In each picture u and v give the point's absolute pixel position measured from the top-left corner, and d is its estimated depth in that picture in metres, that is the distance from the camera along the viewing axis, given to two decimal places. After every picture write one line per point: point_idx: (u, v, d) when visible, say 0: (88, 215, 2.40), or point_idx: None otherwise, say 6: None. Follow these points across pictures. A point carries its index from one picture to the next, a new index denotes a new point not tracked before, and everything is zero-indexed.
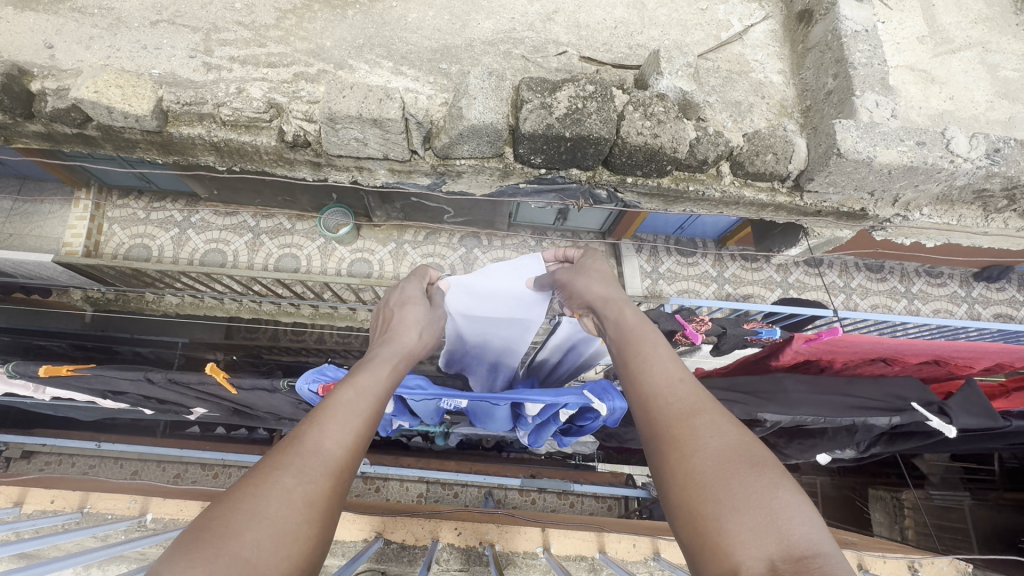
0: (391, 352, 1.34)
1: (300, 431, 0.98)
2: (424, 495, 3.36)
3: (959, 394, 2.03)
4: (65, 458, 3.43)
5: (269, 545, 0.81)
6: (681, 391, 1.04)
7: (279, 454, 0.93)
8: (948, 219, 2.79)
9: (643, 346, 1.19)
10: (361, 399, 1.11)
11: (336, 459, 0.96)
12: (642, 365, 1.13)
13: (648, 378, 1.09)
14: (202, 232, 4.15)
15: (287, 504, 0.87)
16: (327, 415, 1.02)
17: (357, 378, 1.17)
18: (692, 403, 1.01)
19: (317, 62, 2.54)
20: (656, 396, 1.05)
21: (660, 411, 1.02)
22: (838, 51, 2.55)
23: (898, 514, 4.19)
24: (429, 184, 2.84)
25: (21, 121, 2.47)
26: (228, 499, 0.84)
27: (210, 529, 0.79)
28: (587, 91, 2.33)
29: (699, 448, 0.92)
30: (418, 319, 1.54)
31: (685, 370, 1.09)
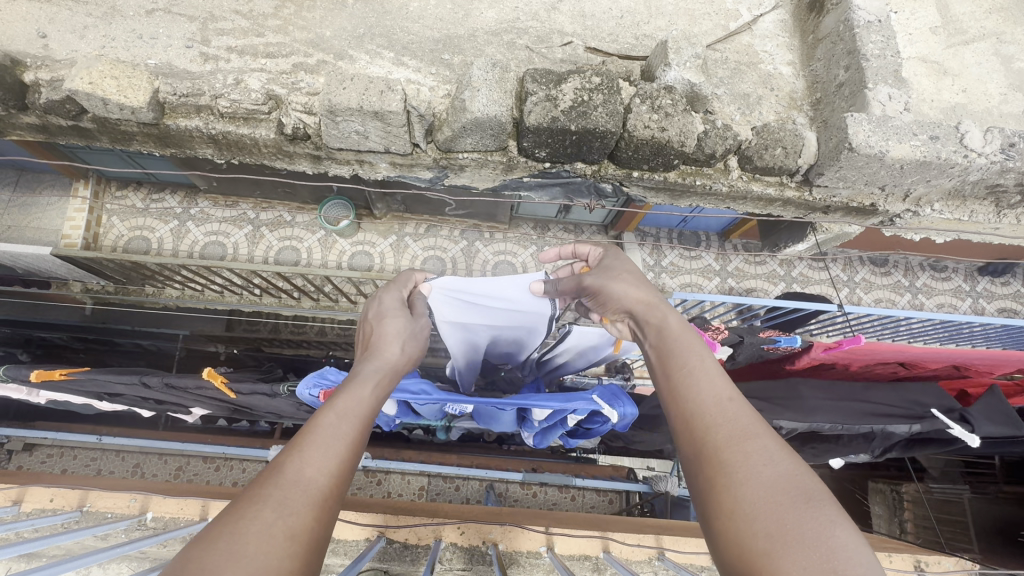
0: (373, 370, 1.31)
1: (280, 461, 0.96)
2: (426, 488, 3.36)
3: (981, 403, 1.96)
4: (66, 451, 3.42)
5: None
6: (731, 413, 1.02)
7: (256, 488, 0.91)
8: (959, 214, 2.75)
9: (687, 360, 1.17)
10: (343, 423, 1.10)
11: (316, 489, 0.94)
12: (688, 380, 1.11)
13: (694, 395, 1.07)
14: (201, 224, 4.10)
15: (266, 538, 0.84)
16: (308, 442, 1.01)
17: (337, 399, 1.14)
18: (746, 426, 0.99)
19: (316, 53, 2.48)
20: (705, 415, 1.04)
21: (706, 433, 1.01)
22: (850, 42, 2.49)
23: (897, 507, 4.16)
24: (430, 177, 2.79)
25: (15, 113, 2.42)
26: (207, 535, 0.81)
27: (189, 570, 0.77)
28: (594, 82, 2.27)
29: (750, 475, 0.91)
30: (399, 331, 1.49)
31: (733, 390, 1.07)
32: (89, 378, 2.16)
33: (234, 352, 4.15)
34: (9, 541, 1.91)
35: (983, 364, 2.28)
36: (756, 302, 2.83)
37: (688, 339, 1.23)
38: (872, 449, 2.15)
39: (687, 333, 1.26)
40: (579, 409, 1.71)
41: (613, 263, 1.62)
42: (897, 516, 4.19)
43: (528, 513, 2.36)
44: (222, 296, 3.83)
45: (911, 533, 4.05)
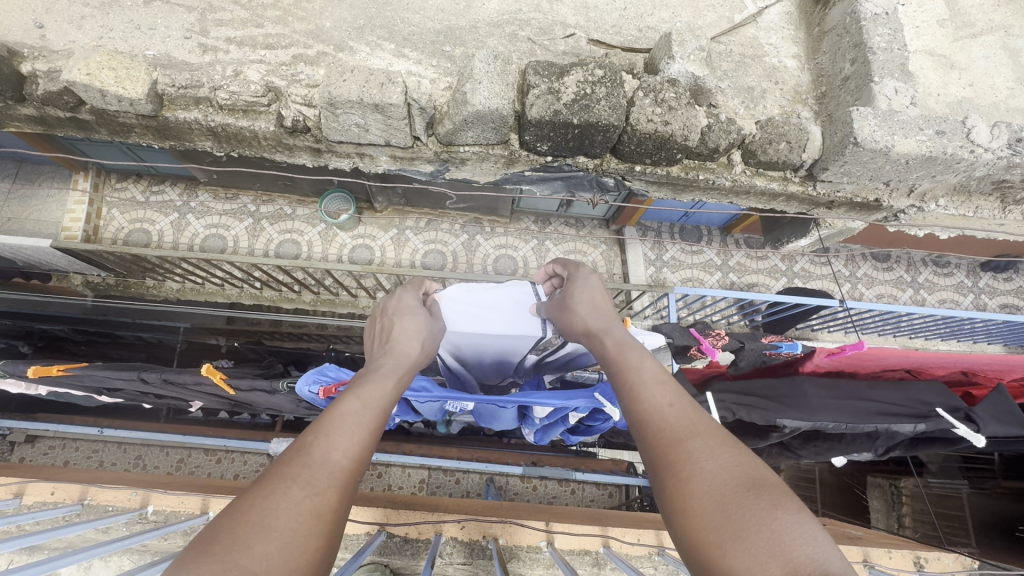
0: (394, 364, 1.37)
1: (307, 443, 1.02)
2: (425, 481, 3.36)
3: (986, 401, 1.95)
4: (68, 443, 3.42)
5: (277, 561, 0.83)
6: (671, 416, 1.05)
7: (286, 466, 0.95)
8: (963, 210, 2.73)
9: (630, 370, 1.20)
10: (364, 413, 1.15)
11: (340, 473, 0.99)
12: (635, 391, 1.14)
13: (640, 402, 1.11)
14: (201, 217, 4.09)
15: (294, 515, 0.89)
16: (332, 427, 1.07)
17: (360, 390, 1.21)
18: (686, 428, 1.01)
19: (316, 44, 2.46)
20: (649, 424, 1.06)
21: (655, 438, 1.02)
22: (856, 35, 2.45)
23: (896, 502, 4.12)
24: (432, 171, 2.76)
25: (12, 104, 2.40)
26: (237, 509, 0.87)
27: (219, 541, 0.81)
28: (596, 75, 2.25)
29: (694, 475, 0.92)
30: (421, 329, 1.55)
31: (676, 397, 1.10)
32: (87, 374, 2.16)
33: (234, 345, 4.15)
34: (10, 534, 1.92)
35: (990, 369, 2.26)
36: (757, 297, 2.82)
37: (632, 351, 1.28)
38: (875, 448, 2.14)
39: (628, 347, 1.29)
40: (580, 406, 1.71)
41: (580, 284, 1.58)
42: (894, 510, 4.13)
43: (528, 507, 2.37)
44: (222, 289, 3.83)
45: (908, 527, 4.04)
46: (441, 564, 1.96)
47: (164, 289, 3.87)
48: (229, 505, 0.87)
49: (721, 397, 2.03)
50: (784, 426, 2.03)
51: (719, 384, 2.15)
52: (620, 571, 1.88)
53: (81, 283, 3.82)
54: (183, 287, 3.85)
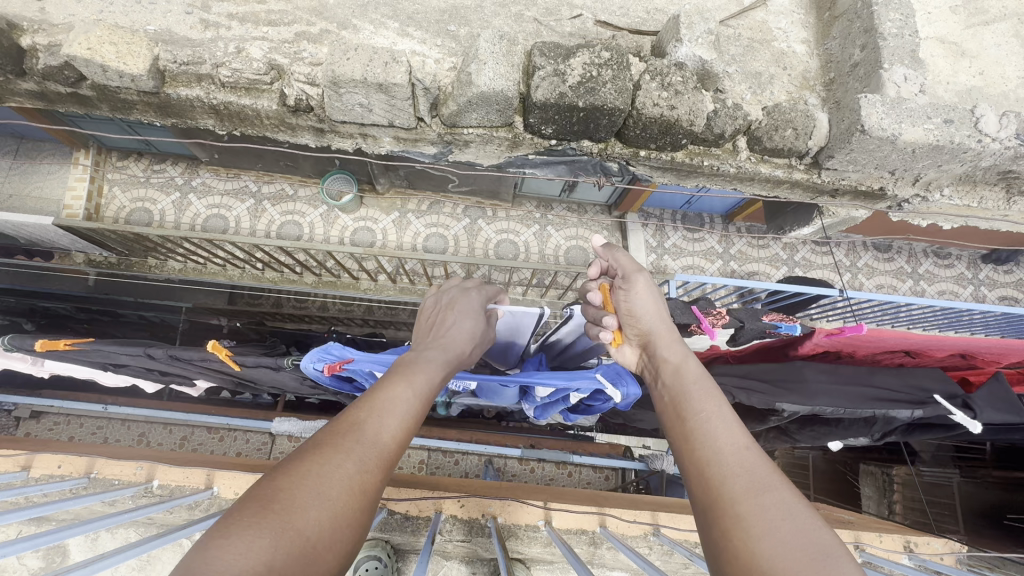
0: (439, 357, 1.41)
1: (360, 420, 1.07)
2: (425, 461, 3.41)
3: (984, 388, 1.97)
4: (73, 419, 3.46)
5: (328, 526, 0.88)
6: (747, 463, 1.03)
7: (340, 439, 1.01)
8: (968, 200, 2.73)
9: (696, 417, 1.17)
10: (413, 399, 1.20)
11: (386, 452, 1.05)
12: (695, 441, 1.12)
13: (712, 442, 1.09)
14: (203, 196, 4.07)
15: (344, 486, 0.94)
16: (383, 408, 1.12)
17: (414, 378, 1.26)
18: (761, 477, 0.99)
19: (319, 21, 2.42)
20: (721, 463, 1.04)
21: (710, 492, 1.01)
22: (868, 20, 2.42)
23: (887, 489, 4.15)
24: (435, 153, 2.75)
25: (13, 79, 2.39)
26: (296, 474, 0.92)
27: (276, 501, 0.86)
28: (603, 58, 2.22)
29: (751, 533, 0.89)
30: (474, 333, 1.57)
31: (752, 443, 1.08)
32: (96, 349, 2.17)
33: (236, 325, 4.17)
34: (18, 504, 1.96)
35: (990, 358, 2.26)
36: (758, 285, 2.79)
37: (695, 391, 1.24)
38: (871, 432, 2.17)
39: (688, 390, 1.26)
40: (582, 387, 1.72)
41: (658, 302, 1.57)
42: (885, 497, 4.17)
43: (526, 487, 2.41)
44: (224, 269, 3.86)
45: (898, 513, 4.08)
46: (440, 541, 1.99)
47: (166, 269, 3.89)
48: (287, 468, 0.93)
49: (722, 380, 2.06)
50: (783, 410, 2.05)
51: (720, 367, 2.17)
52: (617, 550, 1.93)
53: (83, 261, 3.85)
54: (185, 267, 3.87)
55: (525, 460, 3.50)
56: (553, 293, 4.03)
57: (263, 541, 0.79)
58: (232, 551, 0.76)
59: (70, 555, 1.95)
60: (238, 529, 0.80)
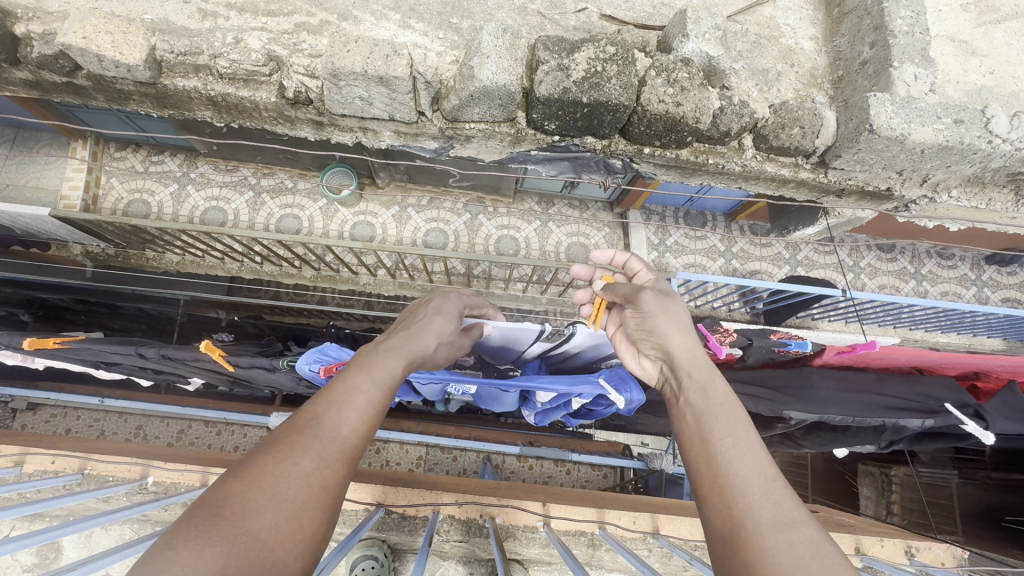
0: (406, 348, 1.37)
1: (319, 415, 1.04)
2: (423, 458, 3.40)
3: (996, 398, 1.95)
4: (69, 411, 3.44)
5: (285, 527, 0.86)
6: (769, 495, 0.99)
7: (297, 435, 0.98)
8: (976, 202, 2.69)
9: (717, 442, 1.12)
10: (376, 389, 1.17)
11: (347, 446, 1.02)
12: (720, 463, 1.08)
13: (733, 469, 1.06)
14: (201, 188, 4.03)
15: (302, 486, 0.92)
16: (345, 401, 1.09)
17: (375, 367, 1.22)
18: (784, 513, 0.95)
19: (319, 12, 2.38)
20: (743, 494, 1.01)
21: (736, 521, 0.98)
22: (878, 17, 2.38)
23: (886, 489, 4.15)
24: (436, 148, 2.71)
25: (8, 68, 2.34)
26: (249, 476, 0.89)
27: (228, 506, 0.84)
28: (608, 53, 2.18)
29: (771, 569, 0.86)
30: (443, 330, 1.53)
31: (773, 471, 1.05)
32: (85, 347, 2.13)
33: (234, 318, 4.14)
34: (11, 500, 1.94)
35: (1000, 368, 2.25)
36: (760, 284, 2.75)
37: (725, 408, 1.20)
38: (879, 440, 2.15)
39: (713, 408, 1.20)
40: (584, 392, 1.69)
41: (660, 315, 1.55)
42: (884, 497, 4.16)
43: (524, 487, 2.39)
44: (222, 262, 3.83)
45: (896, 514, 4.06)
46: (437, 541, 1.98)
47: (164, 261, 3.86)
48: (241, 472, 0.90)
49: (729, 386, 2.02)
50: (790, 417, 2.02)
51: (727, 373, 2.14)
52: (616, 552, 1.91)
53: (81, 253, 3.83)
54: (183, 259, 3.85)
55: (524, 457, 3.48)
56: (554, 290, 4.00)
57: (213, 549, 0.77)
58: (183, 560, 0.74)
59: (64, 552, 1.94)
60: (188, 536, 0.77)
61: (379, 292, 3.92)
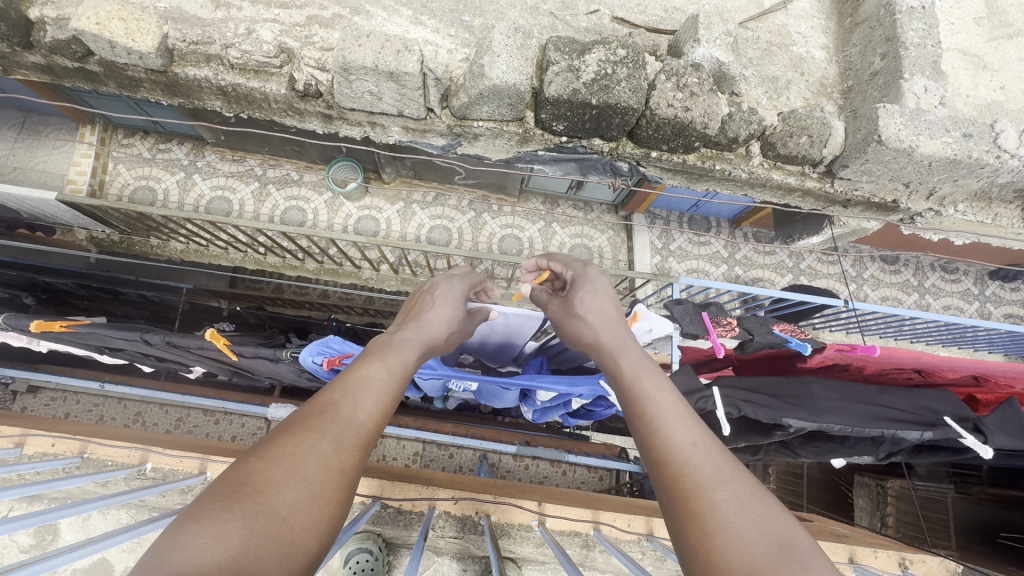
0: (417, 339, 1.39)
1: (334, 400, 1.05)
2: (420, 453, 3.41)
3: (998, 412, 1.93)
4: (70, 395, 3.46)
5: (305, 508, 0.87)
6: (699, 458, 1.00)
7: (315, 419, 0.99)
8: (982, 217, 2.69)
9: (651, 410, 1.13)
10: (391, 379, 1.19)
11: (363, 433, 1.03)
12: (654, 427, 1.08)
13: (666, 431, 1.07)
14: (207, 177, 4.04)
15: (320, 466, 0.92)
16: (359, 387, 1.11)
17: (388, 358, 1.24)
18: (711, 472, 0.96)
19: (332, 6, 2.38)
20: (665, 464, 1.01)
21: (674, 480, 0.98)
22: (889, 29, 2.37)
23: (881, 502, 4.07)
24: (444, 144, 2.71)
25: (20, 51, 2.36)
26: (267, 454, 0.90)
27: (250, 483, 0.84)
28: (618, 55, 2.18)
29: (716, 528, 0.87)
30: (451, 319, 1.55)
31: (698, 435, 1.05)
32: (91, 332, 2.13)
33: (236, 308, 4.15)
34: (11, 481, 1.96)
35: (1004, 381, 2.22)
36: (762, 293, 2.74)
37: (643, 375, 1.24)
38: (878, 451, 2.14)
39: (637, 376, 1.24)
40: (585, 393, 1.71)
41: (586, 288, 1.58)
42: (879, 510, 4.09)
43: (520, 486, 2.39)
44: (227, 252, 3.85)
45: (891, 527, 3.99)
46: (432, 537, 1.98)
47: (168, 249, 3.88)
48: (256, 451, 0.90)
49: (729, 392, 1.99)
50: (789, 426, 2.01)
51: (727, 379, 2.12)
52: (610, 554, 1.91)
53: (86, 238, 3.85)
54: (187, 248, 3.86)
55: (520, 456, 3.49)
56: None
57: (236, 525, 0.78)
58: (208, 536, 0.74)
59: (60, 534, 1.94)
60: (209, 515, 0.77)
61: (381, 287, 3.93)
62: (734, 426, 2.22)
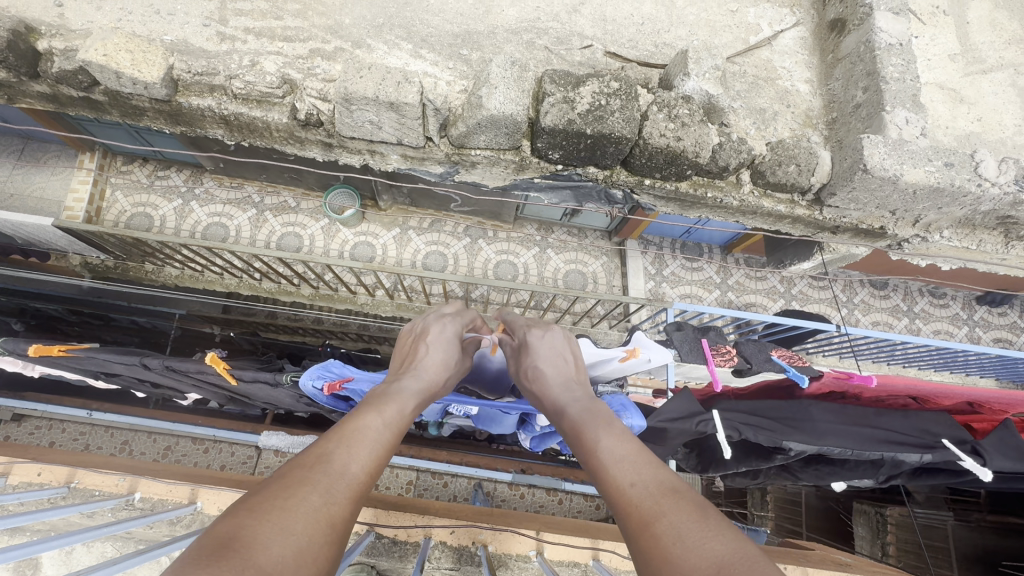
0: (414, 388, 1.40)
1: (328, 452, 1.04)
2: (413, 483, 3.34)
3: (995, 434, 1.94)
4: (56, 424, 3.38)
5: (292, 562, 0.82)
6: (641, 495, 0.99)
7: (306, 471, 0.97)
8: (967, 242, 2.77)
9: (599, 456, 1.14)
10: (386, 430, 1.18)
11: (356, 484, 1.00)
12: (601, 473, 1.10)
13: (613, 474, 1.08)
14: (205, 204, 4.07)
15: (310, 520, 0.89)
16: (353, 439, 1.10)
17: (384, 408, 1.24)
18: (651, 507, 0.95)
19: (334, 40, 2.46)
20: (614, 507, 1.01)
21: (623, 521, 0.97)
22: (870, 64, 2.48)
23: (880, 530, 3.95)
24: (442, 172, 2.77)
25: (26, 81, 2.40)
26: (256, 508, 0.86)
27: (238, 538, 0.80)
28: (612, 88, 2.26)
29: (661, 557, 0.85)
30: (446, 362, 1.57)
31: (636, 475, 1.05)
32: (90, 357, 2.12)
33: (228, 334, 4.11)
34: None
35: (998, 405, 2.24)
36: (756, 318, 2.75)
37: (591, 424, 1.26)
38: (878, 475, 2.12)
39: (586, 424, 1.27)
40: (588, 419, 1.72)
41: (539, 354, 1.60)
42: (879, 539, 3.97)
43: (520, 515, 2.35)
44: (221, 278, 3.84)
45: (892, 557, 3.82)
46: (427, 569, 1.94)
47: (163, 275, 3.87)
48: (245, 503, 0.87)
49: (729, 415, 1.98)
50: (790, 450, 1.99)
51: (726, 404, 2.11)
52: None
53: (80, 264, 3.83)
54: (182, 273, 3.85)
55: (516, 485, 3.44)
56: (551, 316, 4.00)
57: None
58: None
59: (41, 569, 1.87)
60: (195, 563, 0.72)
61: (377, 312, 3.93)
62: (735, 451, 2.20)
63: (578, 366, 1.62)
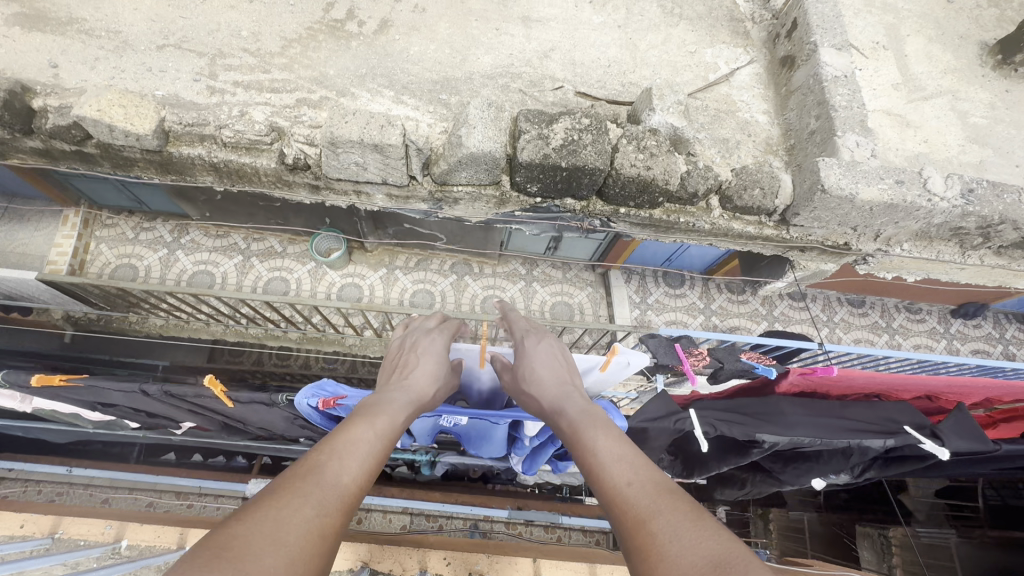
0: (405, 399, 1.43)
1: (319, 463, 1.06)
2: (408, 527, 3.28)
3: (951, 419, 2.03)
4: (32, 485, 3.27)
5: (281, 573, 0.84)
6: (639, 496, 1.04)
7: (299, 481, 0.99)
8: (927, 254, 2.92)
9: (597, 457, 1.19)
10: (377, 442, 1.21)
11: (347, 495, 1.03)
12: (597, 474, 1.15)
13: (608, 475, 1.13)
14: (191, 253, 4.12)
15: (302, 532, 0.92)
16: (344, 450, 1.12)
17: (376, 420, 1.27)
18: (649, 506, 1.00)
19: (319, 90, 2.61)
20: (611, 505, 1.06)
21: (622, 519, 1.02)
22: (819, 94, 2.68)
23: (885, 552, 3.80)
24: (427, 210, 2.87)
25: (19, 138, 2.48)
26: (249, 517, 0.89)
27: (231, 548, 0.82)
28: (583, 123, 2.40)
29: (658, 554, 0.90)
30: (436, 375, 1.60)
31: (634, 474, 1.10)
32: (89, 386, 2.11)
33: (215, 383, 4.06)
34: None
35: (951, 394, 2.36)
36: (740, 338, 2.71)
37: (588, 426, 1.31)
38: (851, 467, 2.16)
39: (583, 425, 1.32)
40: None
41: (534, 360, 1.64)
42: (886, 561, 3.80)
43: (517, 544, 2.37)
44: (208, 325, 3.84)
45: None
46: None
47: (147, 325, 3.85)
48: (238, 515, 0.89)
49: (703, 411, 2.03)
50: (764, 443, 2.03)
51: (703, 403, 2.18)
52: None
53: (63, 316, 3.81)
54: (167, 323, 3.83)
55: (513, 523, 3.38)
56: None
57: None
58: None
59: None
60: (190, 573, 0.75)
61: (366, 352, 3.94)
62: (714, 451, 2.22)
63: (573, 373, 1.65)
